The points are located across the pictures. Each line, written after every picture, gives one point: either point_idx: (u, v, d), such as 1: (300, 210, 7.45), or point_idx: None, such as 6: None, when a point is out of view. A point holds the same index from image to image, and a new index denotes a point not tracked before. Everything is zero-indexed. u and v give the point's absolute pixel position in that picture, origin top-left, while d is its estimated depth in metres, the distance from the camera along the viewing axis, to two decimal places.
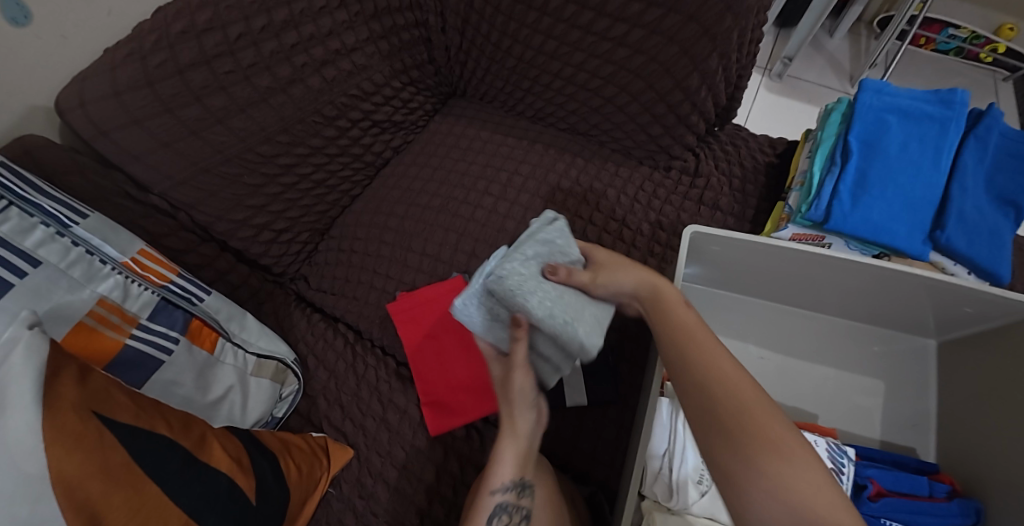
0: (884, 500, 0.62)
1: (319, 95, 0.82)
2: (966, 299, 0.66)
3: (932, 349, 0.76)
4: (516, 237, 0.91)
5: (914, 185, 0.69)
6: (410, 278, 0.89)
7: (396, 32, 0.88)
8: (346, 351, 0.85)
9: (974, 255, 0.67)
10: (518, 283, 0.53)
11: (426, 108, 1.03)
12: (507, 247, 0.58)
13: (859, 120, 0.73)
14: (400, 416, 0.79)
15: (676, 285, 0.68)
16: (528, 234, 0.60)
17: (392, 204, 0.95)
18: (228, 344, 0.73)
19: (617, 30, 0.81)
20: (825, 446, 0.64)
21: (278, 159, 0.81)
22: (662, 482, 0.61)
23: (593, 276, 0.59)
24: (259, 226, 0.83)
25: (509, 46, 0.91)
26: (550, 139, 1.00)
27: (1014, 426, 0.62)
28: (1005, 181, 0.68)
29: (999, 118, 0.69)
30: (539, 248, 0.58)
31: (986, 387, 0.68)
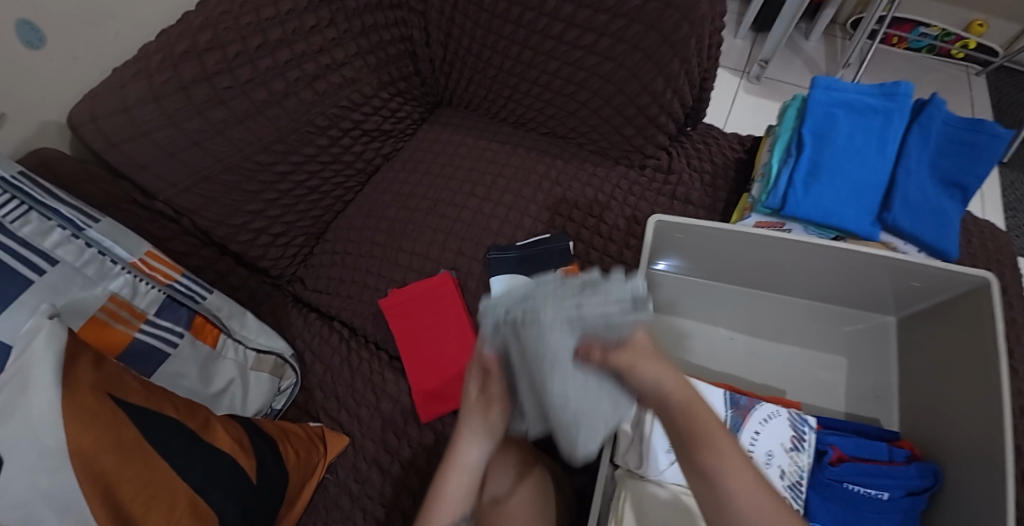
0: (843, 464, 0.67)
1: (312, 107, 0.88)
2: (914, 274, 0.71)
3: (892, 326, 0.80)
4: (500, 235, 0.96)
5: (863, 172, 0.74)
6: (401, 276, 0.94)
7: (383, 47, 0.94)
8: (341, 346, 0.89)
9: (921, 234, 0.71)
10: (546, 351, 0.49)
11: (414, 118, 1.09)
12: (559, 282, 0.53)
13: (810, 115, 0.78)
14: (392, 405, 0.83)
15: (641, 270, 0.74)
16: (593, 282, 0.51)
17: (383, 207, 1.00)
18: (229, 340, 0.78)
19: (587, 39, 0.87)
20: (787, 415, 0.70)
21: (275, 167, 0.87)
22: (634, 452, 0.66)
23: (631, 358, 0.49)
24: (257, 230, 0.89)
25: (489, 57, 0.97)
26: (532, 143, 1.06)
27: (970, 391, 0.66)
28: (947, 165, 0.73)
29: (940, 107, 0.74)
30: (595, 314, 0.49)
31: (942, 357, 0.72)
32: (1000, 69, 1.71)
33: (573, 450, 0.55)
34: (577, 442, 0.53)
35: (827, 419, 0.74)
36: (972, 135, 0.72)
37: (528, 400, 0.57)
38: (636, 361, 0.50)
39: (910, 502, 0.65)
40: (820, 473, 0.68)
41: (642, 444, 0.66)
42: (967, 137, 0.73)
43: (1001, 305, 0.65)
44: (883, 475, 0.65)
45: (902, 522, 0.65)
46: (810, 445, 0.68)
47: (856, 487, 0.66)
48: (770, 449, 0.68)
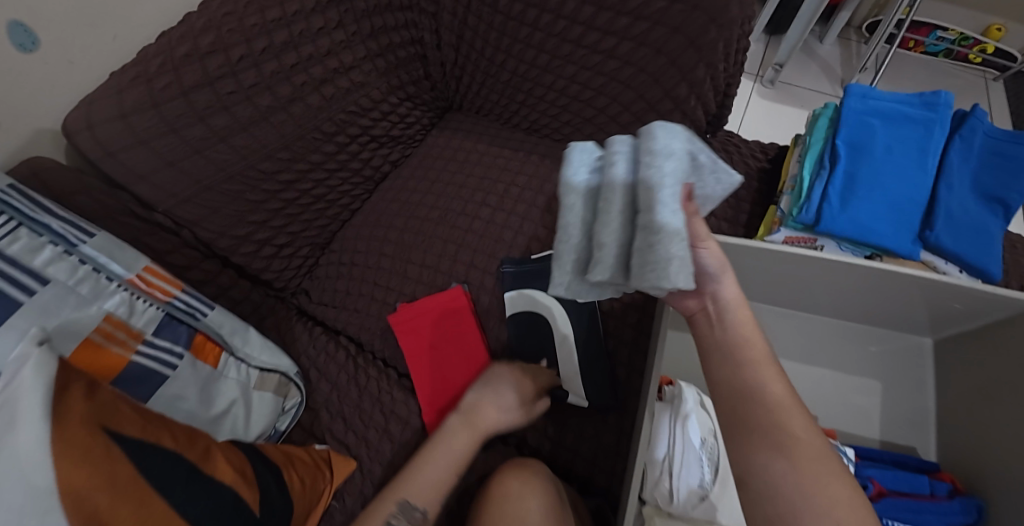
0: (883, 500, 0.64)
1: (319, 112, 0.84)
2: (958, 297, 0.66)
3: (928, 347, 0.77)
4: (513, 247, 0.93)
5: (901, 187, 0.69)
6: (411, 289, 0.90)
7: (393, 50, 0.91)
8: (348, 363, 0.85)
9: (964, 253, 0.67)
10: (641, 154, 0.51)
11: (424, 122, 1.05)
12: None
13: (845, 124, 0.74)
14: (402, 426, 0.79)
15: None
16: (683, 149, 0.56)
17: (392, 217, 0.97)
18: (232, 358, 0.75)
19: (607, 43, 0.83)
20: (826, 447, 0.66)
21: (280, 176, 0.83)
22: (661, 488, 0.64)
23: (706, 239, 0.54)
24: (260, 241, 0.85)
25: (503, 60, 0.93)
26: (545, 150, 1.02)
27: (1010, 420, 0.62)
28: (990, 180, 0.69)
29: (983, 119, 0.70)
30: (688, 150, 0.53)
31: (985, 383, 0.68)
32: (1019, 75, 1.67)
33: (659, 253, 0.48)
34: (661, 263, 0.48)
35: (862, 448, 0.71)
36: (1015, 148, 0.69)
37: (613, 219, 0.52)
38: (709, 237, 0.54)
39: None
40: None
41: (671, 480, 0.64)
42: (1011, 151, 0.69)
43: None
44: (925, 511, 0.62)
45: None
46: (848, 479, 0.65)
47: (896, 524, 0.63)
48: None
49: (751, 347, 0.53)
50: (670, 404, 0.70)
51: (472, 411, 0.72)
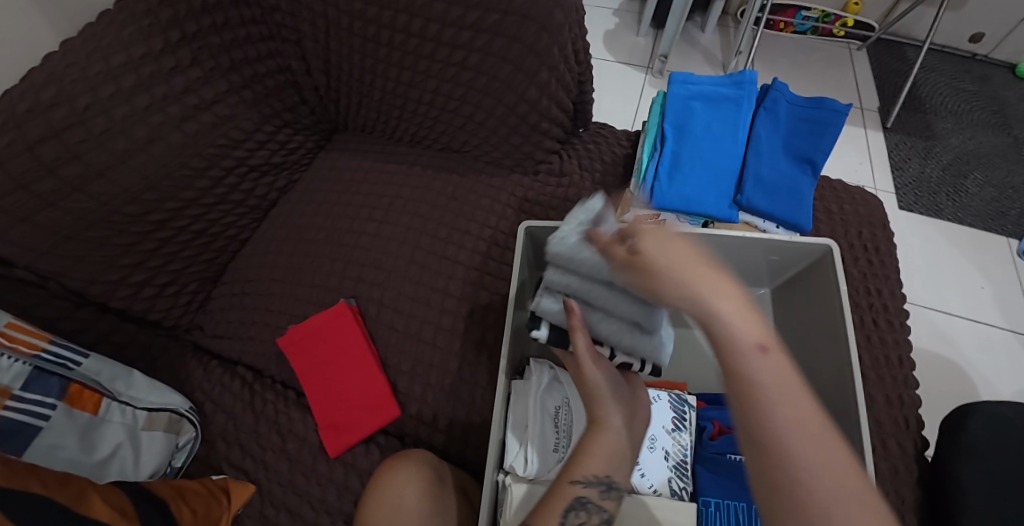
0: (721, 436, 0.71)
1: (183, 149, 0.85)
2: (771, 250, 0.77)
3: (767, 297, 0.84)
4: (400, 256, 0.93)
5: (718, 159, 0.78)
6: (301, 310, 0.91)
7: (259, 80, 0.93)
8: (243, 391, 0.86)
9: (777, 213, 0.75)
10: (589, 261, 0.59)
11: (308, 146, 1.06)
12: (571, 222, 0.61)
13: (670, 109, 0.82)
14: (299, 444, 0.81)
15: (516, 271, 0.77)
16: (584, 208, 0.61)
17: (279, 244, 0.97)
18: (115, 403, 0.76)
19: (456, 56, 0.87)
20: (668, 398, 0.72)
21: (148, 216, 0.84)
22: (519, 455, 0.67)
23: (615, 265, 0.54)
24: (138, 282, 0.86)
25: (371, 80, 0.95)
26: (427, 160, 1.04)
27: (829, 349, 0.72)
28: (800, 144, 0.78)
29: (784, 90, 0.80)
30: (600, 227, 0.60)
31: (803, 324, 0.77)
32: (878, 42, 1.82)
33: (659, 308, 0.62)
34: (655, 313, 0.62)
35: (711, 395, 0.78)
36: (817, 113, 0.78)
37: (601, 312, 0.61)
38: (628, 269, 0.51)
39: None
40: (703, 449, 0.70)
41: (528, 447, 0.67)
42: (814, 116, 0.78)
43: (841, 269, 0.72)
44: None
45: None
46: (691, 423, 0.71)
47: (736, 456, 0.69)
48: (653, 433, 0.69)
49: (771, 386, 0.41)
50: (527, 380, 0.73)
51: (591, 393, 0.59)
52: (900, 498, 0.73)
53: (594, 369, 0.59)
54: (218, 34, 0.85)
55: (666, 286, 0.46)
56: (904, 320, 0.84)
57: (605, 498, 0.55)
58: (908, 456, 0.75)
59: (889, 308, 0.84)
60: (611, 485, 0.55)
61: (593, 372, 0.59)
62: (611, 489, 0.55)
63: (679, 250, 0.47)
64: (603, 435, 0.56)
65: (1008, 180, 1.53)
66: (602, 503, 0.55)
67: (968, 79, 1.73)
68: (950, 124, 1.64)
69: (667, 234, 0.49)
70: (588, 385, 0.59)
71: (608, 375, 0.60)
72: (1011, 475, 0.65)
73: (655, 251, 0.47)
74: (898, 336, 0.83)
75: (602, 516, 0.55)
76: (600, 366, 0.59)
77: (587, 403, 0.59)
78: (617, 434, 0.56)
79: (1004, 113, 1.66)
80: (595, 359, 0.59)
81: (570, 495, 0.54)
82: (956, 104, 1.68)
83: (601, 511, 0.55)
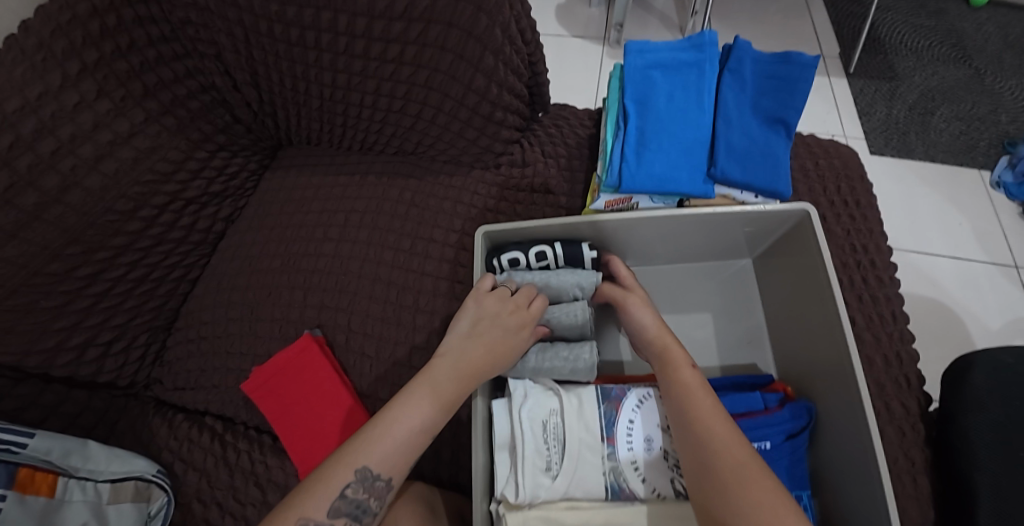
0: None
1: (105, 193, 0.78)
2: (746, 221, 0.72)
3: (750, 267, 0.81)
4: (364, 275, 0.87)
5: (686, 131, 0.73)
6: (264, 348, 0.85)
7: (181, 103, 0.87)
8: (213, 445, 0.80)
9: (752, 181, 0.70)
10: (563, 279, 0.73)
11: (251, 168, 0.99)
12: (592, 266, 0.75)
13: (629, 83, 0.77)
14: (281, 493, 0.76)
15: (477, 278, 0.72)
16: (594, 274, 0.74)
17: (232, 280, 0.90)
18: (73, 481, 0.70)
19: (392, 52, 0.80)
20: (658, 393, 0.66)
21: (78, 271, 0.77)
22: (510, 482, 0.61)
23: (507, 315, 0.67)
24: (79, 344, 0.80)
25: (306, 87, 0.88)
26: (382, 167, 0.97)
27: (817, 317, 0.68)
28: (770, 104, 0.73)
29: (747, 48, 0.75)
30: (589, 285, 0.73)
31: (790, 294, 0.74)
32: None
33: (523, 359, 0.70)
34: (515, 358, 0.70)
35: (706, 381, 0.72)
36: (784, 69, 0.73)
37: None
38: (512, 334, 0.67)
39: (792, 446, 0.63)
40: None
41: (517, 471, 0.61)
42: (780, 71, 0.73)
43: (821, 231, 0.68)
44: (759, 426, 0.63)
45: (791, 468, 0.63)
46: None
47: None
48: (648, 433, 0.63)
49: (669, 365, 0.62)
50: (508, 397, 0.67)
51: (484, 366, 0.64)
52: (909, 461, 0.69)
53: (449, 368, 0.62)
54: (124, 59, 0.79)
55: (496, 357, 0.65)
56: (893, 274, 0.81)
57: (370, 490, 0.55)
58: (913, 416, 0.72)
59: (877, 264, 0.81)
60: (361, 517, 0.54)
61: (370, 453, 0.55)
62: (358, 519, 0.54)
63: (491, 354, 0.65)
64: (334, 500, 0.53)
65: (973, 112, 1.52)
66: (365, 493, 0.55)
67: (925, 14, 1.71)
68: (911, 62, 1.62)
69: (511, 319, 0.67)
70: (364, 454, 0.55)
71: (457, 385, 0.62)
72: None
73: (489, 336, 0.65)
74: (889, 291, 0.79)
75: (347, 513, 0.54)
76: (502, 327, 0.66)
77: (350, 445, 0.56)
78: (339, 508, 0.53)
79: (963, 44, 1.64)
80: (455, 356, 0.63)
81: (352, 472, 0.54)
82: (915, 41, 1.65)
83: (354, 502, 0.54)
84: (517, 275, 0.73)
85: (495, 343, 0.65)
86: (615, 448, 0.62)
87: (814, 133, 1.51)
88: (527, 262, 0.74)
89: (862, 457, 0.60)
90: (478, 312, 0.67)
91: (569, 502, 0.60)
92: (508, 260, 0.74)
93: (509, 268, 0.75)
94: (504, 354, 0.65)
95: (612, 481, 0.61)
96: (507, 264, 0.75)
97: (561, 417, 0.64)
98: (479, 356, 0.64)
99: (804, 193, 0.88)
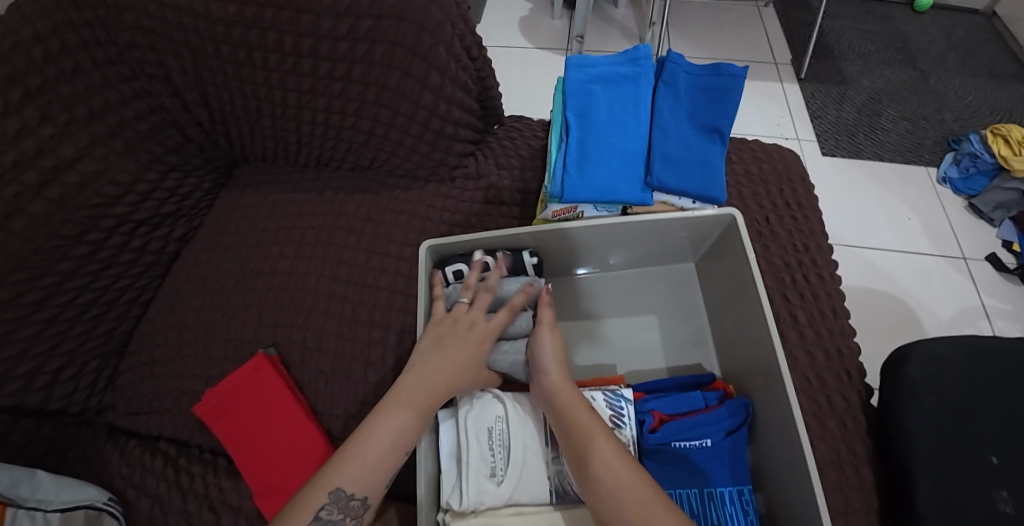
0: (662, 426, 0.66)
1: (49, 218, 0.77)
2: (683, 227, 0.75)
3: (693, 270, 0.83)
4: (320, 291, 0.87)
5: (626, 141, 0.75)
6: (219, 368, 0.84)
7: (129, 125, 0.86)
8: (166, 470, 0.79)
9: (689, 187, 0.73)
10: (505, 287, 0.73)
11: (204, 188, 0.98)
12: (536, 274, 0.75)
13: (570, 96, 0.79)
14: (236, 515, 0.75)
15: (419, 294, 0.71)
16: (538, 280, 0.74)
17: (186, 301, 0.90)
18: (22, 510, 0.69)
19: (339, 70, 0.81)
20: (602, 397, 0.67)
21: (23, 298, 0.76)
22: (456, 491, 0.62)
23: (467, 332, 0.65)
24: (26, 373, 0.78)
25: (257, 107, 0.88)
26: (338, 183, 0.97)
27: (751, 315, 0.70)
28: (704, 114, 0.76)
29: (680, 62, 0.78)
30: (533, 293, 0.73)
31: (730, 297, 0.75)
32: None
33: None
34: None
35: (651, 383, 0.74)
36: (716, 80, 0.76)
37: None
38: (476, 354, 0.65)
39: (733, 442, 0.65)
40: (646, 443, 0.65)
41: (462, 480, 0.61)
42: (712, 82, 0.76)
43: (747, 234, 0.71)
44: (700, 424, 0.65)
45: (733, 464, 0.64)
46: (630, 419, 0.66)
47: (682, 444, 0.64)
48: None
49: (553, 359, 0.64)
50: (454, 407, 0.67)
51: (450, 381, 0.62)
52: (852, 452, 0.71)
53: (413, 385, 0.61)
54: (68, 83, 0.79)
55: (461, 372, 0.63)
56: (833, 272, 0.84)
57: (345, 510, 0.55)
58: (854, 408, 0.74)
59: (818, 262, 0.84)
60: None
61: (340, 475, 0.55)
62: None
63: (456, 369, 0.63)
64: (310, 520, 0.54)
65: (919, 112, 1.58)
66: (340, 514, 0.55)
67: (871, 20, 1.78)
68: (859, 67, 1.68)
69: (472, 334, 0.65)
70: (335, 477, 0.55)
71: (423, 401, 0.60)
72: (947, 409, 0.66)
73: (449, 351, 0.64)
74: (829, 288, 0.82)
75: None
76: (466, 345, 0.64)
77: (322, 469, 0.56)
78: None
79: (908, 47, 1.71)
80: (418, 373, 0.62)
81: (325, 494, 0.54)
82: (863, 46, 1.72)
83: (330, 523, 0.54)
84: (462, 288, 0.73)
85: (455, 356, 0.63)
86: (560, 452, 0.63)
87: (768, 136, 1.56)
88: None
89: (795, 448, 0.62)
90: (438, 330, 0.66)
91: (514, 508, 0.61)
92: (453, 273, 0.74)
93: (453, 281, 0.75)
94: (468, 368, 0.64)
95: (556, 485, 0.62)
96: (451, 276, 0.75)
97: (506, 424, 0.64)
98: (443, 372, 0.62)
99: (749, 197, 0.90)
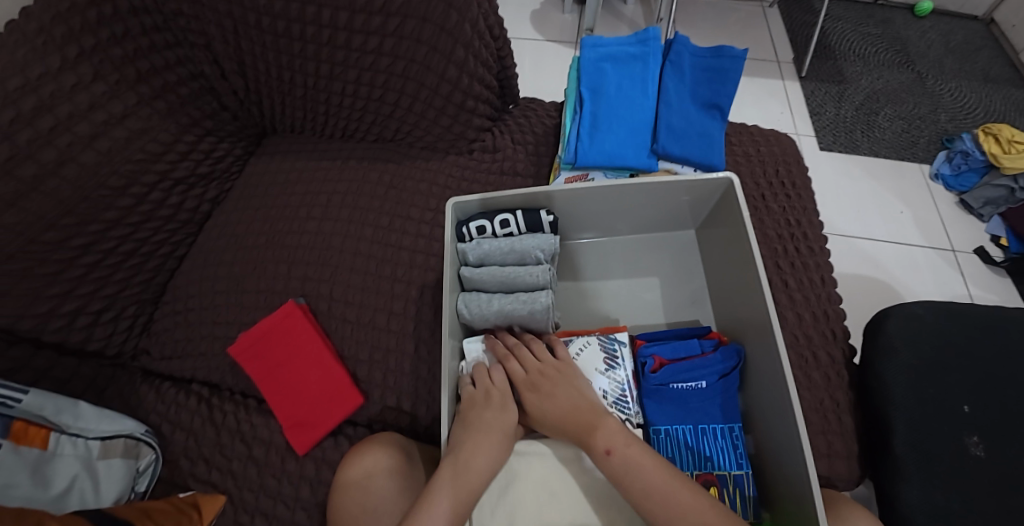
0: (662, 368, 0.72)
1: (98, 169, 0.83)
2: (686, 191, 0.80)
3: (693, 237, 0.89)
4: (344, 250, 0.93)
5: (634, 115, 0.82)
6: (249, 317, 0.90)
7: (171, 89, 0.92)
8: (199, 407, 0.85)
9: (691, 157, 0.79)
10: (524, 243, 0.79)
11: (236, 153, 1.04)
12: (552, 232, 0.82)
13: (584, 73, 0.85)
14: (265, 448, 0.81)
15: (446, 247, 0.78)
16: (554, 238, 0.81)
17: (218, 257, 0.95)
18: (65, 436, 0.74)
19: (371, 44, 0.87)
20: (600, 341, 0.74)
21: (72, 242, 0.82)
22: None
23: (485, 398, 0.66)
24: (70, 312, 0.84)
25: (291, 77, 0.94)
26: (362, 153, 1.03)
27: (745, 274, 0.76)
28: (707, 91, 0.82)
29: (686, 43, 0.83)
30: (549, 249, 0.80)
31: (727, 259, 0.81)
32: None
33: (490, 311, 0.76)
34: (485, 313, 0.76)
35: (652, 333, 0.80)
36: (717, 61, 0.82)
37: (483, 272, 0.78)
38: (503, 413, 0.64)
39: (724, 384, 0.72)
40: (646, 383, 0.72)
41: None
42: (714, 63, 0.82)
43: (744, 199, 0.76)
44: (696, 367, 0.72)
45: (725, 403, 0.71)
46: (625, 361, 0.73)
47: (679, 384, 0.71)
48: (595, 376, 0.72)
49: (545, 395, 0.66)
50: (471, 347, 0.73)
51: (483, 453, 0.61)
52: (834, 403, 0.77)
53: (448, 471, 0.60)
54: (119, 46, 0.84)
55: (494, 445, 0.62)
56: (823, 245, 0.90)
57: None
58: (838, 365, 0.80)
59: (809, 236, 0.90)
60: None
61: None
62: None
63: (487, 438, 0.62)
64: None
65: (914, 112, 1.64)
66: None
67: (872, 23, 1.84)
68: (859, 67, 1.74)
69: (492, 407, 0.65)
70: None
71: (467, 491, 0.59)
72: (922, 364, 0.72)
73: (476, 428, 0.63)
74: (819, 260, 0.88)
75: None
76: (488, 414, 0.64)
77: None
78: None
79: (907, 51, 1.77)
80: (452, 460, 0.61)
81: None
82: (863, 47, 1.78)
83: None
84: (484, 242, 0.80)
85: (484, 438, 0.62)
86: None
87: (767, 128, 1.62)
88: (492, 230, 0.81)
89: (781, 393, 0.68)
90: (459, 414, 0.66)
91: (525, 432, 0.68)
92: (475, 228, 0.81)
93: (476, 236, 0.82)
94: (501, 437, 0.63)
95: None
96: (474, 232, 0.82)
97: None
98: (478, 459, 0.60)
99: (748, 176, 0.96)
